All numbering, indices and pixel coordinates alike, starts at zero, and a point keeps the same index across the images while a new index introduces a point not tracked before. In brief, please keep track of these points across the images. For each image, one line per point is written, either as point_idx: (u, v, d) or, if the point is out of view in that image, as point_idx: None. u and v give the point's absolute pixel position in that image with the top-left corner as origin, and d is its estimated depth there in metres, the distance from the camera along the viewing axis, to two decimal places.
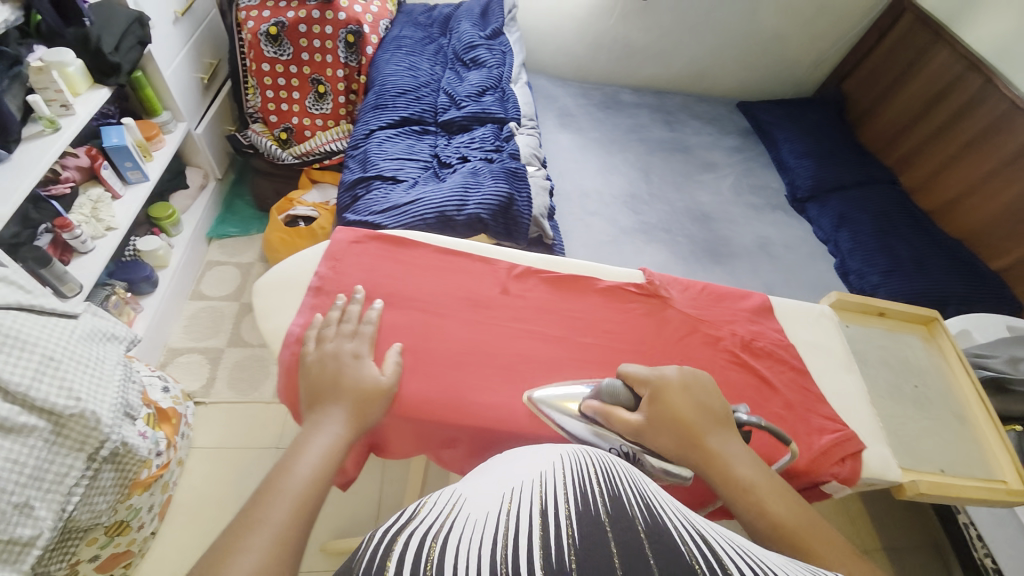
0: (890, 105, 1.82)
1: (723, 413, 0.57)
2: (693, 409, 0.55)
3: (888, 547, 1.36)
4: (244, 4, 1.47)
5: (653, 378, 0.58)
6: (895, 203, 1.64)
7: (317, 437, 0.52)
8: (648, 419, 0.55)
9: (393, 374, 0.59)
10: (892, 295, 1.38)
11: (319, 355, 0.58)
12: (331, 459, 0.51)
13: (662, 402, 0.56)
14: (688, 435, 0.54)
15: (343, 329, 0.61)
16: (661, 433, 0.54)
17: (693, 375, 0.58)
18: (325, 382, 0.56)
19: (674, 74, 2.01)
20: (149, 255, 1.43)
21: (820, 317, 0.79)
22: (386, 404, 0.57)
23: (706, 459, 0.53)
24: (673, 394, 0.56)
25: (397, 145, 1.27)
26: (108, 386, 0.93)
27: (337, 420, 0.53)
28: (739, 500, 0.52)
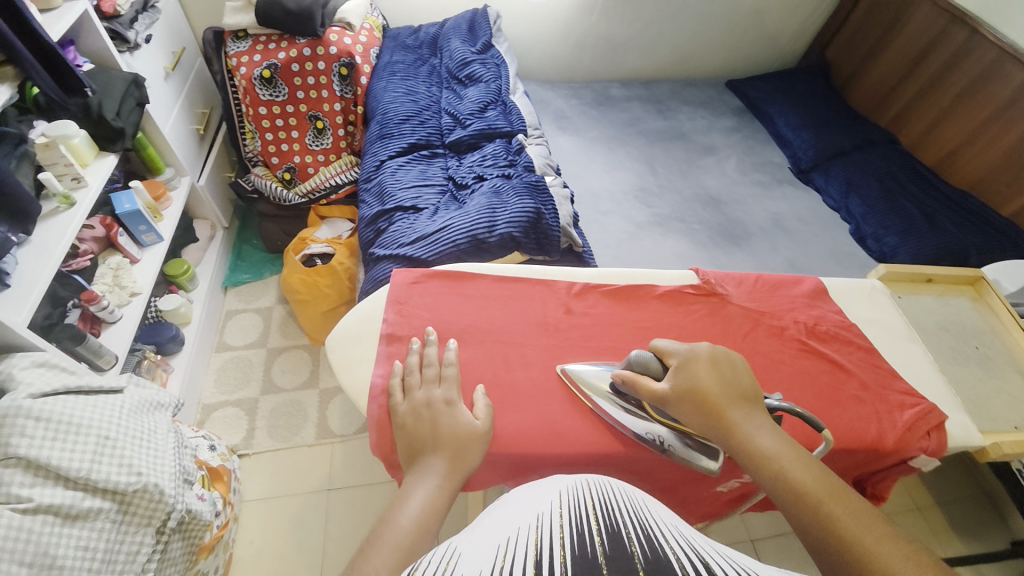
0: (877, 65, 1.84)
1: (751, 389, 0.60)
2: (718, 383, 0.58)
3: (943, 502, 1.37)
4: (233, 51, 1.48)
5: (680, 353, 0.62)
6: (899, 162, 1.65)
7: (418, 487, 0.54)
8: (674, 388, 0.59)
9: (486, 417, 0.61)
10: (914, 254, 1.38)
11: (411, 405, 0.61)
12: (434, 508, 0.52)
13: (689, 375, 0.59)
14: (710, 407, 0.57)
15: (427, 375, 0.64)
16: (684, 400, 0.58)
17: (723, 354, 0.61)
18: (423, 431, 0.59)
19: (659, 62, 2.02)
20: (172, 314, 1.42)
21: (873, 291, 0.81)
22: (481, 448, 0.59)
23: (727, 430, 0.56)
24: (699, 370, 0.60)
25: (410, 173, 1.26)
26: (165, 455, 0.92)
27: (436, 470, 0.56)
28: (761, 470, 0.54)
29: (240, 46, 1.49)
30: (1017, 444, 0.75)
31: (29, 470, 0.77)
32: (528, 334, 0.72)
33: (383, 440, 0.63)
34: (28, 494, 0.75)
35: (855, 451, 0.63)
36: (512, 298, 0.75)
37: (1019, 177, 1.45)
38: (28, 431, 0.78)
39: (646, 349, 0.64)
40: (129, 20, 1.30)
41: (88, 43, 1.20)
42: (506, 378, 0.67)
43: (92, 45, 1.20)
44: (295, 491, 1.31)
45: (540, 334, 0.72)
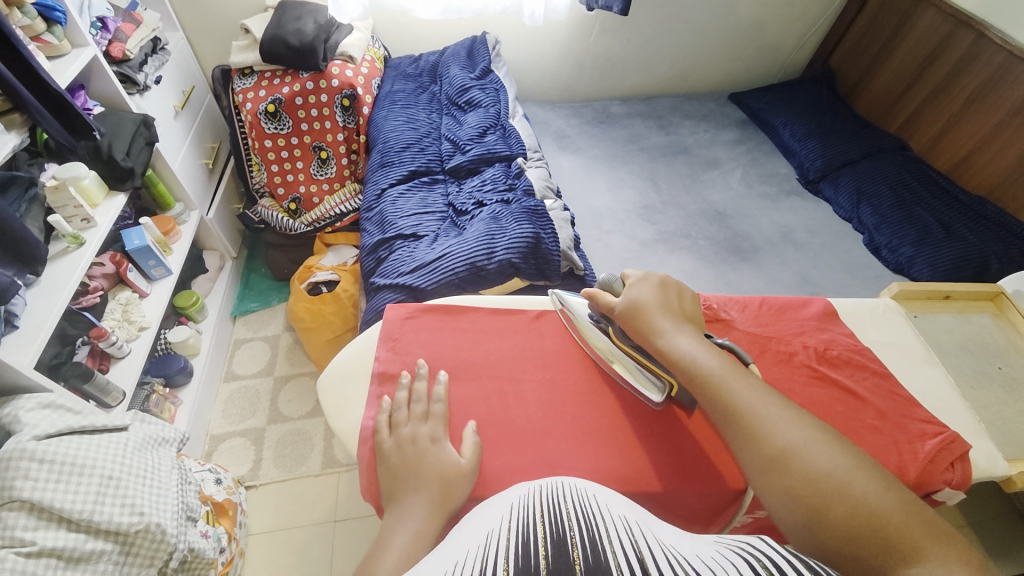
0: (882, 73, 1.81)
1: (690, 311, 0.67)
2: (657, 301, 0.66)
3: (975, 522, 1.29)
4: (239, 88, 1.52)
5: (636, 277, 0.70)
6: (911, 169, 1.60)
7: (399, 534, 0.51)
8: (624, 305, 0.67)
9: (472, 455, 0.60)
10: (930, 265, 1.33)
11: (396, 441, 0.60)
12: (417, 548, 0.49)
13: (635, 294, 0.68)
14: (644, 318, 0.65)
15: (415, 411, 0.63)
16: (628, 314, 0.66)
17: (671, 282, 0.70)
18: (407, 471, 0.57)
19: (659, 78, 2.02)
20: (180, 345, 1.43)
21: (886, 312, 0.78)
22: (466, 490, 0.57)
23: (654, 335, 0.63)
24: (646, 292, 0.67)
25: (411, 200, 1.27)
26: (168, 494, 0.91)
27: (418, 513, 0.53)
28: (675, 366, 0.60)
29: (246, 82, 1.53)
30: None
31: (32, 514, 0.77)
32: (525, 368, 0.71)
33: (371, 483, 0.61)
34: (31, 538, 0.75)
35: None
36: (508, 331, 0.75)
37: None
38: (31, 474, 0.78)
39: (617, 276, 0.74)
40: (137, 63, 1.34)
41: (98, 87, 1.25)
42: (502, 416, 0.66)
43: (102, 89, 1.25)
44: (301, 522, 1.29)
45: (538, 369, 0.71)
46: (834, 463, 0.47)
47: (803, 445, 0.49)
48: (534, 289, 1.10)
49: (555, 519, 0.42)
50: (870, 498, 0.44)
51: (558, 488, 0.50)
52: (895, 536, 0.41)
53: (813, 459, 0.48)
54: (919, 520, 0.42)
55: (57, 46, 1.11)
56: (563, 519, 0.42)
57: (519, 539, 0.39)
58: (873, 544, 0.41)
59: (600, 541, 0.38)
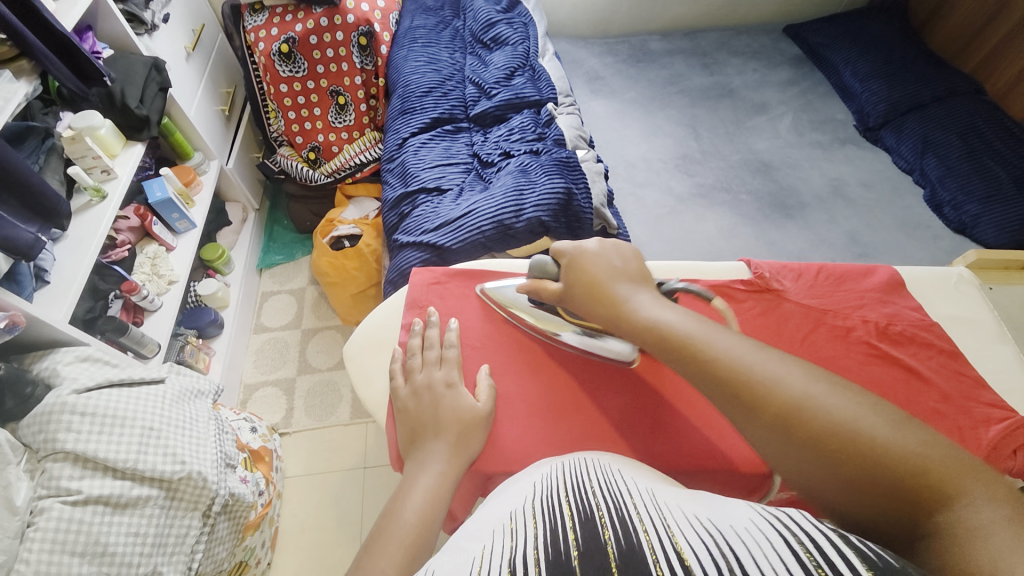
0: (959, 4, 1.57)
1: (637, 272, 0.59)
2: (606, 272, 0.58)
3: None
4: (251, 26, 1.43)
5: (569, 251, 0.62)
6: (988, 115, 1.41)
7: (421, 477, 0.52)
8: (568, 286, 0.60)
9: (488, 399, 0.60)
10: (999, 225, 1.21)
11: (411, 388, 0.60)
12: (439, 497, 0.51)
13: (580, 270, 0.60)
14: (598, 293, 0.57)
15: (428, 357, 0.62)
16: (577, 297, 0.59)
17: (613, 245, 0.61)
18: (423, 415, 0.57)
19: (705, 8, 1.81)
20: (210, 298, 1.45)
21: (959, 283, 0.73)
22: (483, 432, 0.58)
23: (612, 306, 0.56)
24: (595, 262, 0.60)
25: (434, 150, 1.20)
26: (206, 443, 0.94)
27: (438, 455, 0.54)
28: (645, 339, 0.53)
29: (257, 19, 1.44)
30: None
31: (77, 464, 0.81)
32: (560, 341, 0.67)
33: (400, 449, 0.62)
34: (77, 487, 0.79)
35: None
36: None
37: None
38: (74, 425, 0.81)
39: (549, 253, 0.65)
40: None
41: (105, 27, 1.18)
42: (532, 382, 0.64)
43: (110, 29, 1.18)
44: (332, 467, 1.35)
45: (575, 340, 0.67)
46: (848, 405, 0.42)
47: (806, 398, 0.42)
48: None
49: (581, 499, 0.39)
50: (890, 443, 0.39)
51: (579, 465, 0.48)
52: (924, 482, 0.37)
53: (821, 414, 0.42)
54: (940, 451, 0.39)
55: None
56: (590, 500, 0.39)
57: (547, 524, 0.35)
58: (902, 497, 0.37)
59: (630, 520, 0.35)
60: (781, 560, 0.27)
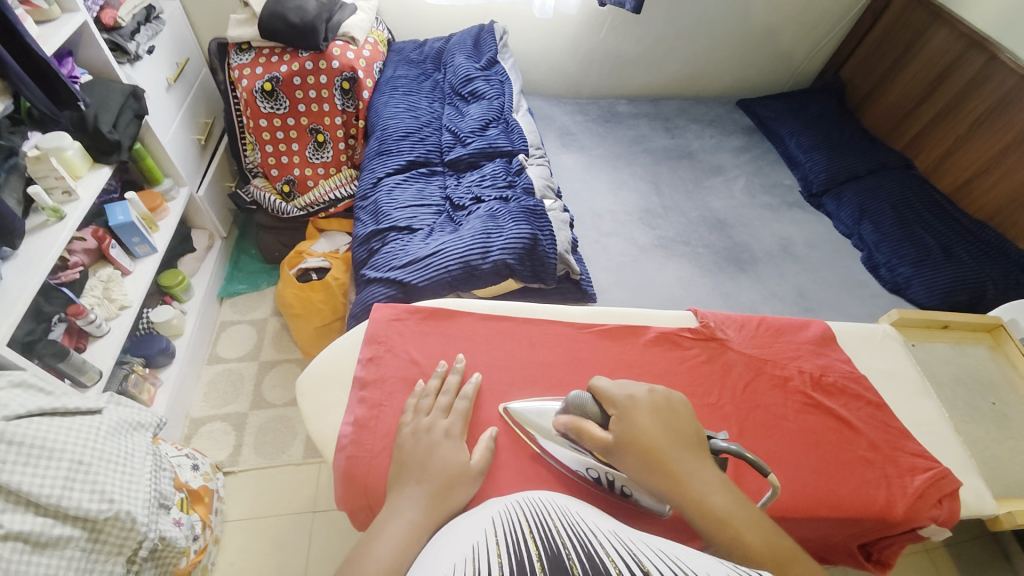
0: (892, 87, 1.77)
1: (694, 433, 0.54)
2: (662, 432, 0.53)
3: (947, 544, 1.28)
4: (236, 63, 1.47)
5: (618, 400, 0.56)
6: (914, 189, 1.58)
7: (391, 522, 0.50)
8: (617, 439, 0.53)
9: (482, 458, 0.58)
10: (926, 287, 1.32)
11: (413, 428, 0.59)
12: (408, 548, 0.48)
13: (629, 423, 0.54)
14: (654, 460, 0.51)
15: (438, 402, 0.62)
16: (627, 454, 0.52)
17: (664, 397, 0.56)
18: (414, 458, 0.56)
19: (668, 79, 1.99)
20: (163, 325, 1.40)
21: (884, 338, 0.80)
22: (469, 489, 0.56)
23: (675, 485, 0.50)
24: (641, 417, 0.54)
25: (407, 191, 1.24)
26: (140, 481, 0.88)
27: (415, 504, 0.52)
28: (716, 536, 0.48)
29: (243, 58, 1.48)
30: None
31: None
32: (511, 381, 0.68)
33: (349, 494, 0.59)
34: None
35: (864, 521, 0.61)
36: (498, 337, 0.73)
37: None
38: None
39: (586, 389, 0.60)
40: (129, 31, 1.29)
41: (87, 54, 1.19)
42: (483, 419, 0.65)
43: (91, 56, 1.20)
44: (278, 512, 1.27)
45: (525, 381, 0.69)
46: None
47: None
48: (528, 292, 1.07)
49: (547, 537, 0.39)
50: None
51: (541, 506, 0.47)
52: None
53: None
54: None
55: (46, 11, 1.06)
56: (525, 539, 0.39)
57: (490, 562, 0.35)
58: None
59: (601, 557, 0.35)
60: None
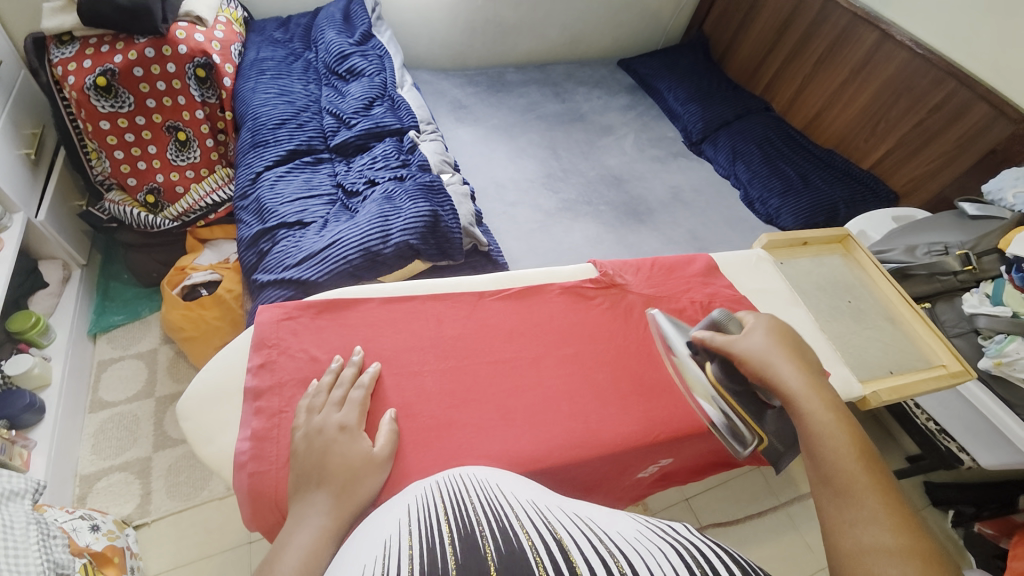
0: (747, 37, 1.94)
1: (813, 362, 0.59)
2: (789, 350, 0.59)
3: None
4: (57, 57, 1.23)
5: (754, 319, 0.63)
6: (773, 128, 1.76)
7: (297, 532, 0.47)
8: (745, 350, 0.59)
9: (386, 443, 0.57)
10: (793, 213, 1.49)
11: (305, 431, 0.56)
12: (319, 552, 0.45)
13: (748, 340, 0.60)
14: (766, 369, 0.57)
15: (332, 397, 0.59)
16: (749, 362, 0.58)
17: (789, 330, 0.62)
18: (310, 462, 0.53)
19: (551, 44, 2.00)
20: (24, 378, 1.18)
21: (758, 261, 0.90)
22: (377, 478, 0.55)
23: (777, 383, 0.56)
24: (763, 340, 0.60)
25: (292, 184, 1.14)
26: (26, 555, 0.76)
27: (320, 508, 0.49)
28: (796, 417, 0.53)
29: (65, 51, 1.24)
30: (893, 389, 0.88)
31: None
32: (424, 358, 0.67)
33: (258, 513, 0.55)
34: None
35: None
36: (405, 319, 0.70)
37: (874, 132, 1.59)
38: None
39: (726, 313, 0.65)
40: None
41: None
42: (398, 401, 0.63)
43: None
44: (209, 552, 1.16)
45: (438, 357, 0.68)
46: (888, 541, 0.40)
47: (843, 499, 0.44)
48: (439, 270, 1.05)
49: (461, 516, 0.38)
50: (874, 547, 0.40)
51: (458, 482, 0.47)
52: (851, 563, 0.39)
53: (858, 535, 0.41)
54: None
55: None
56: (442, 520, 0.38)
57: (420, 548, 0.33)
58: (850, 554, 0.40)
59: (513, 530, 0.35)
60: (673, 568, 0.30)
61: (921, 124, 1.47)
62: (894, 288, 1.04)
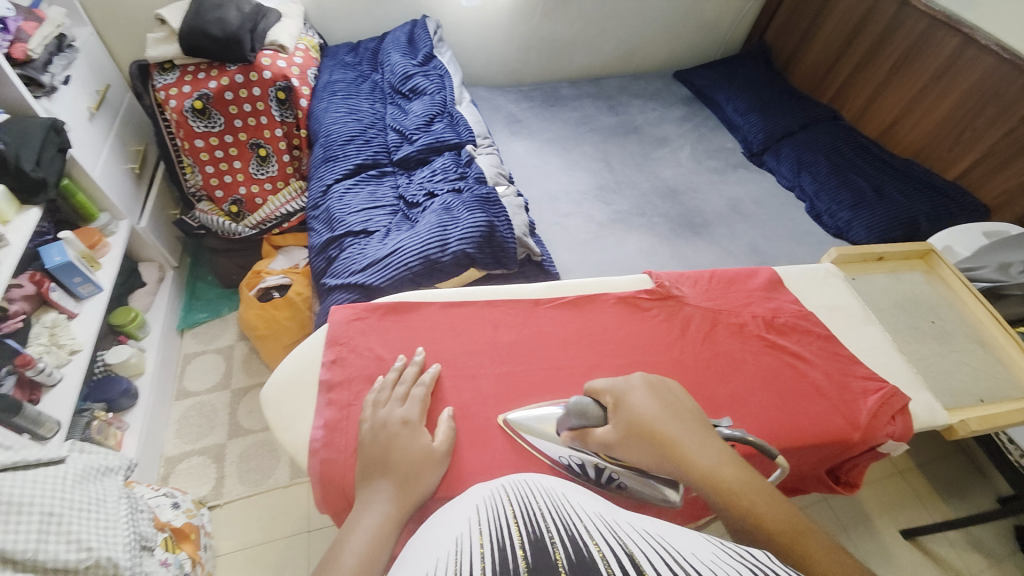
0: (813, 45, 1.86)
1: (694, 413, 0.55)
2: (662, 414, 0.54)
3: (922, 464, 1.37)
4: (161, 84, 1.40)
5: (613, 388, 0.58)
6: (843, 137, 1.67)
7: (364, 517, 0.51)
8: (619, 430, 0.54)
9: (445, 439, 0.60)
10: (866, 227, 1.39)
11: (371, 424, 0.59)
12: (380, 540, 0.49)
13: (627, 409, 0.55)
14: (660, 443, 0.51)
15: (395, 393, 0.63)
16: (636, 442, 0.52)
17: (659, 381, 0.58)
18: (375, 452, 0.56)
19: (605, 58, 2.01)
20: (121, 366, 1.33)
21: (827, 276, 0.86)
22: (437, 473, 0.57)
23: (680, 459, 0.50)
24: (644, 404, 0.55)
25: (359, 195, 1.22)
26: (116, 528, 0.85)
27: (384, 496, 0.53)
28: (716, 496, 0.47)
29: (167, 77, 1.41)
30: (985, 418, 0.80)
31: None
32: (481, 362, 0.69)
33: (328, 497, 0.60)
34: None
35: (828, 445, 0.66)
36: (464, 323, 0.73)
37: (958, 141, 1.47)
38: None
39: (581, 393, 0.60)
40: (42, 64, 1.22)
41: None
42: (455, 402, 0.65)
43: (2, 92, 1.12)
44: (273, 537, 1.24)
45: (494, 362, 0.70)
46: None
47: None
48: (493, 279, 1.08)
49: (530, 521, 0.40)
50: None
51: (523, 488, 0.48)
52: None
53: None
54: None
55: None
56: (511, 523, 0.39)
57: (492, 548, 0.35)
58: None
59: (583, 540, 0.36)
60: None
61: (1012, 133, 1.35)
62: (986, 310, 0.95)
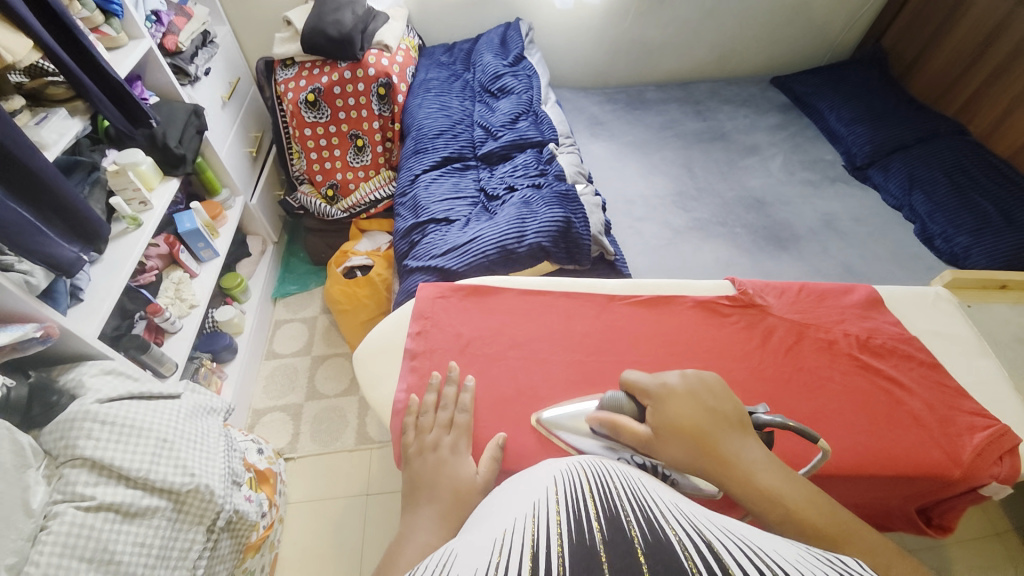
0: (939, 52, 1.68)
1: (735, 414, 0.54)
2: (701, 414, 0.53)
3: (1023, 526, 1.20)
4: (282, 77, 1.57)
5: (648, 386, 0.58)
6: (968, 154, 1.49)
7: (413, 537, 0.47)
8: (655, 428, 0.53)
9: (488, 470, 0.58)
10: (987, 256, 1.24)
11: (417, 448, 0.59)
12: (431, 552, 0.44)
13: (663, 409, 0.54)
14: (697, 443, 0.51)
15: (440, 419, 0.63)
16: (670, 441, 0.52)
17: (697, 379, 0.57)
18: (421, 478, 0.55)
19: (697, 62, 1.96)
20: (226, 324, 1.51)
21: (936, 300, 0.78)
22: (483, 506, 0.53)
23: (721, 459, 0.50)
24: (682, 404, 0.54)
25: (443, 186, 1.29)
26: (215, 460, 0.97)
27: (431, 521, 0.49)
28: (755, 499, 0.47)
29: (288, 72, 1.58)
30: None
31: (93, 470, 0.83)
32: (553, 348, 0.72)
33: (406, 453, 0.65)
34: (91, 492, 0.80)
35: (919, 478, 0.61)
36: (538, 310, 0.76)
37: None
38: (94, 433, 0.84)
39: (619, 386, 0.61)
40: (189, 55, 1.42)
41: (156, 79, 1.32)
42: (524, 382, 0.68)
43: (157, 79, 1.32)
44: (336, 494, 1.34)
45: (564, 349, 0.72)
46: None
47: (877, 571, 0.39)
48: (564, 273, 1.10)
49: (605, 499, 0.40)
50: None
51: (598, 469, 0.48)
52: None
53: None
54: None
55: (116, 38, 1.18)
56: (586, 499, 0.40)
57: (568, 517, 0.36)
58: None
59: (661, 524, 0.36)
60: None
61: None
62: None
